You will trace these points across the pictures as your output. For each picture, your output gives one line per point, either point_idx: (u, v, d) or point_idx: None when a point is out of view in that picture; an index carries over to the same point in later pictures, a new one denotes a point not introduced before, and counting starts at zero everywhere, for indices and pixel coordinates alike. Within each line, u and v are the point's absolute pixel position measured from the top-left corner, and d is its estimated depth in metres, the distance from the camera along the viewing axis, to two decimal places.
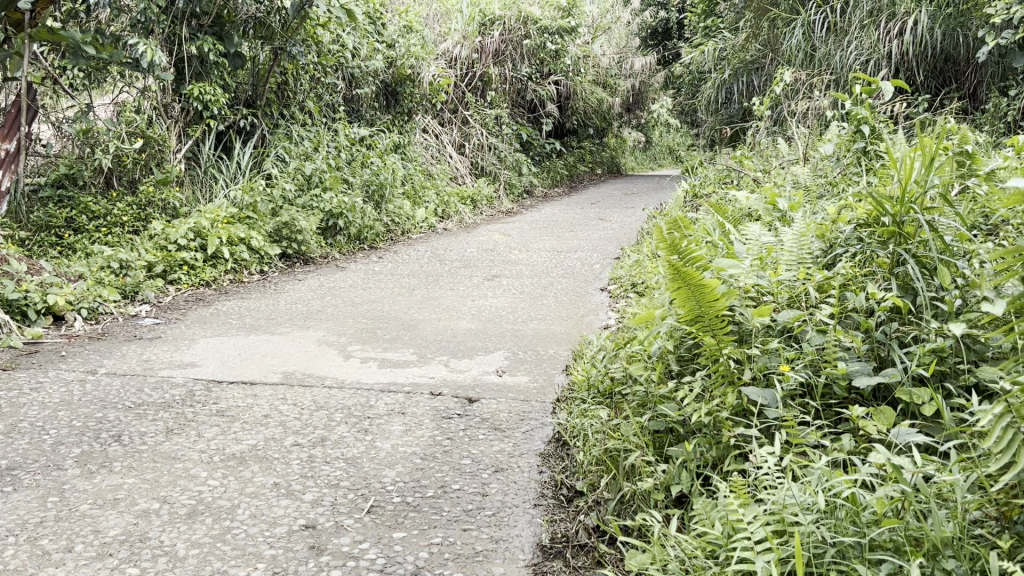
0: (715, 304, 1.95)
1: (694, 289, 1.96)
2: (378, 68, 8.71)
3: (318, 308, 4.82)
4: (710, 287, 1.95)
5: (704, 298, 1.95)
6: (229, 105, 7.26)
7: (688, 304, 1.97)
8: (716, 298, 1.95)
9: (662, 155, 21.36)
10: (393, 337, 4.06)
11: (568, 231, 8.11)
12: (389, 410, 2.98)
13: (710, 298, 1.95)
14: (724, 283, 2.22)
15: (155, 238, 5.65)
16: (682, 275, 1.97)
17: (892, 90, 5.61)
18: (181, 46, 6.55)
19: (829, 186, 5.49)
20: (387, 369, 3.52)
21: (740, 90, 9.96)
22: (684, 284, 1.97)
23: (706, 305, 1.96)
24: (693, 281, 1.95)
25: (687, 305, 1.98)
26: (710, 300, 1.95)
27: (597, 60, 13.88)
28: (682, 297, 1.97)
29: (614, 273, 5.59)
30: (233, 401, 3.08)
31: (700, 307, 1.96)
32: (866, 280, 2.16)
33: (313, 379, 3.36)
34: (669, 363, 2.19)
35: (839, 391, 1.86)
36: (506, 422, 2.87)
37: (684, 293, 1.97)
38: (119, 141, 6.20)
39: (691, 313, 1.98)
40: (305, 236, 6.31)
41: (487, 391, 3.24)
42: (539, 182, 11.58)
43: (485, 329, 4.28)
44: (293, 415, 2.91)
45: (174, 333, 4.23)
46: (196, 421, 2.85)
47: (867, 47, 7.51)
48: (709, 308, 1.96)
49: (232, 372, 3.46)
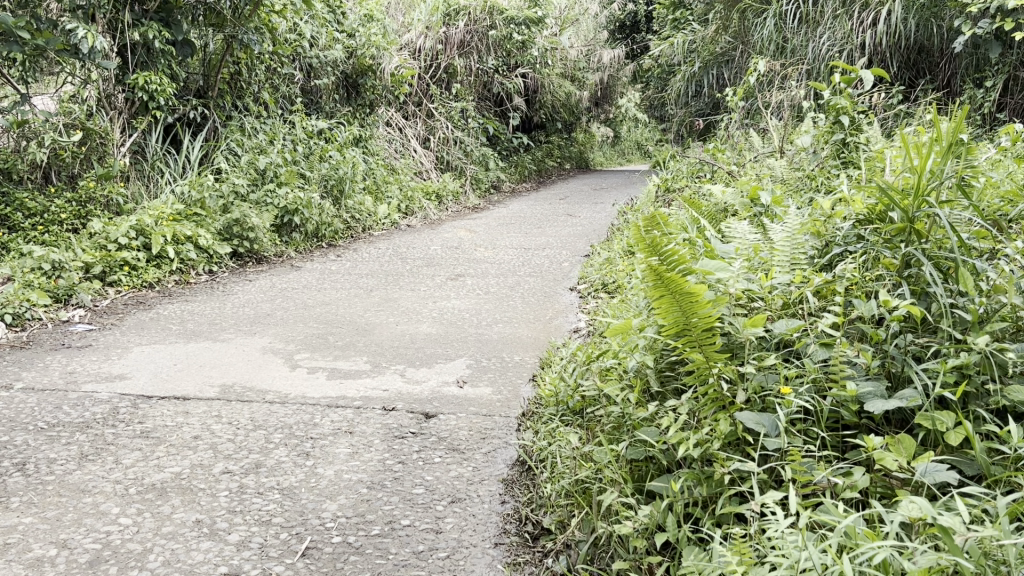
0: (704, 315, 1.67)
1: (681, 301, 1.67)
2: (338, 58, 8.38)
3: (267, 311, 4.48)
4: (699, 299, 1.66)
5: (694, 309, 1.66)
6: (178, 95, 6.87)
7: (672, 318, 1.70)
8: (708, 310, 1.66)
9: (631, 151, 21.18)
10: (346, 344, 3.75)
11: (536, 228, 7.82)
12: (335, 430, 2.68)
13: (701, 311, 1.66)
14: (710, 289, 1.94)
15: (95, 236, 5.27)
16: (666, 283, 1.69)
17: (871, 79, 5.41)
18: (125, 32, 6.14)
19: (807, 180, 5.26)
20: (337, 381, 3.21)
21: (710, 82, 9.76)
22: (668, 294, 1.69)
23: (695, 317, 1.67)
24: (681, 291, 1.66)
25: (671, 316, 1.69)
26: (700, 313, 1.66)
27: (564, 53, 13.62)
28: (665, 309, 1.69)
29: (584, 272, 5.32)
30: (161, 420, 2.75)
31: (689, 321, 1.68)
32: (873, 285, 1.90)
33: (254, 394, 3.04)
34: (648, 381, 1.91)
35: (848, 417, 1.59)
36: (465, 441, 2.58)
37: (667, 305, 1.69)
38: (57, 134, 5.78)
39: (675, 326, 1.70)
40: (257, 233, 5.97)
41: (446, 405, 2.95)
42: (506, 177, 11.30)
43: (446, 334, 3.98)
44: (227, 437, 2.60)
45: (106, 341, 3.87)
46: (115, 444, 2.52)
47: (840, 38, 7.31)
48: (699, 321, 1.67)
49: (165, 385, 3.12)
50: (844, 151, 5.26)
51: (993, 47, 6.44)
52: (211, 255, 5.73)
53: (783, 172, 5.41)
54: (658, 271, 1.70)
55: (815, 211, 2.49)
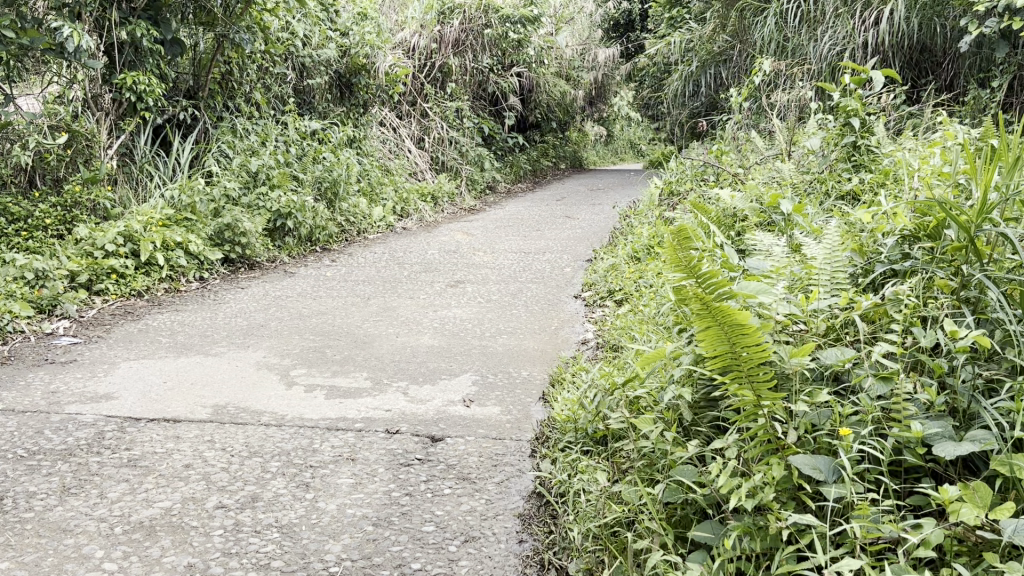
0: (753, 348, 1.52)
1: (728, 333, 1.53)
2: (331, 57, 8.21)
3: (261, 322, 4.31)
4: (750, 329, 1.51)
5: (744, 341, 1.51)
6: (167, 95, 6.68)
7: (718, 350, 1.55)
8: (759, 342, 1.51)
9: (625, 149, 21.04)
10: (344, 358, 3.59)
11: (534, 230, 7.66)
12: (336, 456, 2.51)
13: (751, 343, 1.51)
14: (752, 314, 1.80)
15: (81, 242, 5.08)
16: (711, 311, 1.54)
17: (882, 79, 5.26)
18: (112, 31, 5.94)
19: (816, 183, 5.12)
20: (336, 401, 3.03)
21: (708, 82, 9.61)
22: (714, 323, 1.54)
23: (744, 350, 1.52)
24: (732, 321, 1.51)
25: (716, 348, 1.54)
26: (750, 345, 1.51)
27: (558, 52, 13.47)
28: (709, 340, 1.55)
29: (588, 279, 5.16)
30: (150, 446, 2.58)
31: (737, 354, 1.53)
32: (930, 310, 1.76)
33: (248, 416, 2.87)
34: (685, 417, 1.76)
35: (913, 460, 1.45)
36: (476, 469, 2.41)
37: (712, 335, 1.54)
38: (41, 136, 5.59)
39: (721, 359, 1.55)
40: (249, 238, 5.79)
41: (453, 427, 2.78)
42: (501, 177, 11.13)
43: (449, 347, 3.81)
44: (221, 466, 2.43)
45: (92, 355, 3.69)
46: (99, 475, 2.35)
47: (842, 38, 7.15)
48: (747, 354, 1.53)
49: (154, 406, 2.95)
50: (855, 154, 5.12)
51: (1001, 46, 6.28)
52: (202, 262, 5.54)
53: (791, 175, 5.26)
54: (702, 297, 1.56)
55: (847, 224, 2.34)
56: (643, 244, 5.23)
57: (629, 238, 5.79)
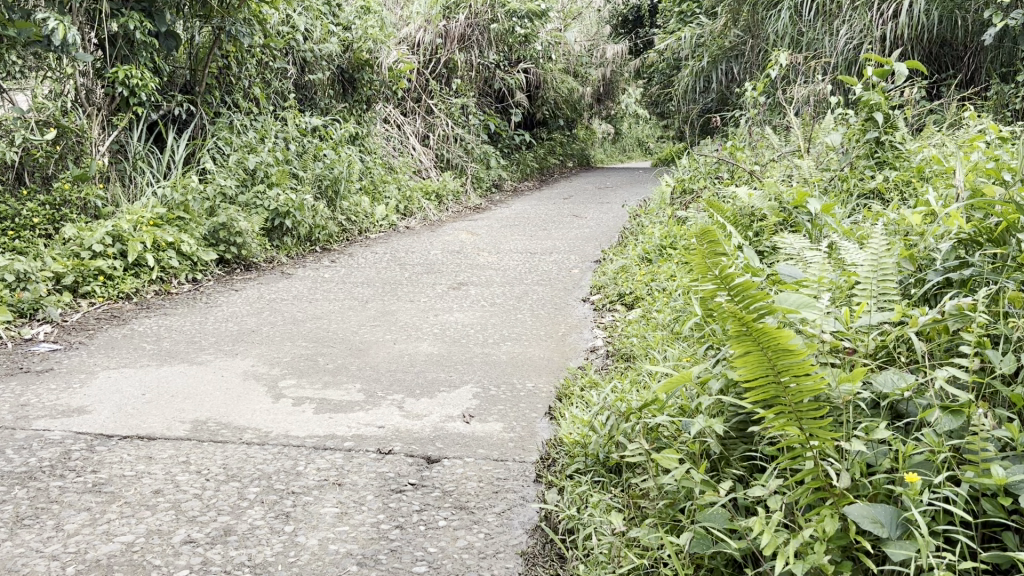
0: (805, 378, 1.37)
1: (772, 358, 1.38)
2: (333, 52, 7.99)
3: (252, 327, 4.08)
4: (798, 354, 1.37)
5: (792, 367, 1.37)
6: (162, 90, 6.45)
7: (762, 377, 1.40)
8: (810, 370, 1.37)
9: (633, 147, 20.78)
10: (337, 368, 3.36)
11: (541, 229, 7.44)
12: (321, 481, 2.28)
13: (799, 370, 1.37)
14: (796, 331, 1.64)
15: (68, 243, 4.86)
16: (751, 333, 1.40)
17: (907, 71, 5.00)
18: (103, 23, 5.69)
19: (838, 180, 4.89)
20: (325, 416, 2.81)
21: (719, 78, 9.37)
22: (756, 348, 1.39)
23: (789, 377, 1.38)
24: (777, 345, 1.37)
25: (762, 377, 1.39)
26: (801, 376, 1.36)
27: (566, 47, 13.21)
28: (751, 367, 1.40)
29: (597, 281, 4.92)
30: (118, 468, 2.35)
31: (782, 382, 1.39)
32: (1000, 327, 1.64)
33: (229, 433, 2.64)
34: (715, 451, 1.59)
35: (994, 511, 1.31)
36: (474, 497, 2.18)
37: (754, 361, 1.40)
38: (28, 132, 5.36)
39: (768, 391, 1.40)
40: (245, 238, 5.59)
41: (451, 446, 2.55)
42: (508, 175, 10.91)
43: (450, 354, 3.59)
44: (193, 493, 2.20)
45: (70, 364, 3.47)
46: (59, 502, 2.12)
47: (859, 30, 6.82)
48: (795, 384, 1.38)
49: (130, 421, 2.73)
50: (878, 152, 4.90)
51: None
52: (195, 262, 5.32)
53: (810, 172, 5.03)
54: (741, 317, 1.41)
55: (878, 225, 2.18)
56: (654, 244, 5.01)
57: (639, 238, 5.57)
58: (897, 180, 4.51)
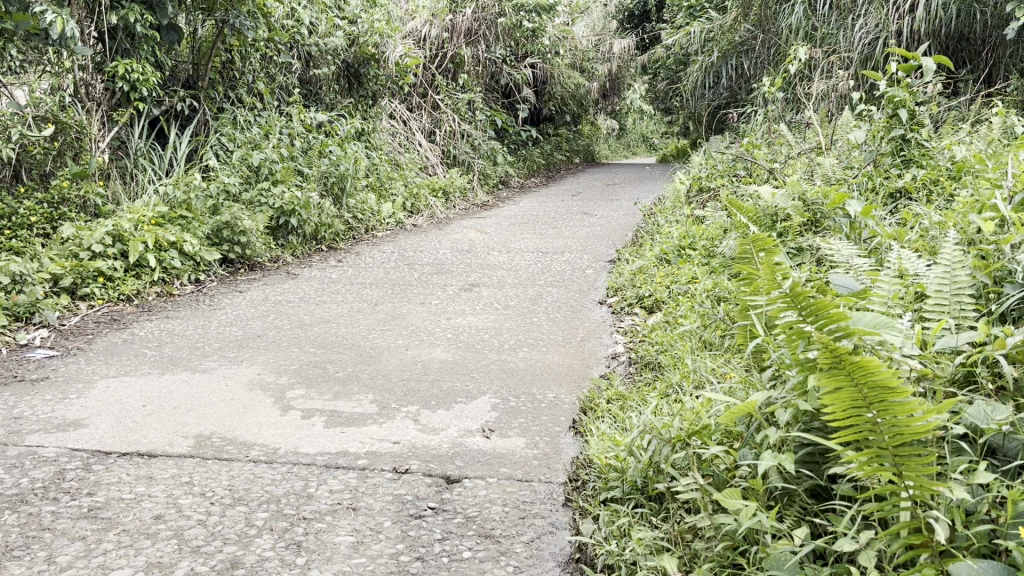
0: (904, 412, 1.38)
1: (868, 395, 1.39)
2: (338, 46, 7.82)
3: (258, 332, 3.93)
4: (897, 391, 1.37)
5: (893, 405, 1.37)
6: (164, 85, 6.29)
7: (853, 413, 1.41)
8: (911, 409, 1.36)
9: (637, 143, 20.60)
10: (348, 376, 3.20)
11: (552, 227, 7.29)
12: (335, 505, 2.12)
13: (897, 407, 1.37)
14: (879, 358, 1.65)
15: (66, 243, 4.70)
16: (844, 366, 1.41)
17: (934, 65, 4.84)
18: (102, 15, 5.52)
19: (863, 179, 4.74)
20: (337, 431, 2.65)
21: (728, 73, 9.19)
22: (848, 383, 1.41)
23: (884, 413, 1.38)
24: (874, 380, 1.37)
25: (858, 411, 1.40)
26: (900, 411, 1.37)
27: (572, 42, 13.03)
28: (842, 403, 1.41)
29: (613, 283, 4.75)
30: (116, 491, 2.19)
31: (876, 420, 1.39)
32: None
33: (235, 450, 2.49)
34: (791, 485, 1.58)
35: None
36: (500, 524, 2.02)
37: (846, 397, 1.41)
38: (25, 128, 5.18)
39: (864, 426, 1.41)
40: (250, 237, 5.44)
41: (472, 465, 2.40)
42: (515, 172, 10.74)
43: (465, 361, 3.43)
44: (196, 519, 2.04)
45: (68, 372, 3.31)
46: (51, 530, 1.97)
47: (875, 24, 6.64)
48: (892, 420, 1.38)
49: (129, 436, 2.57)
50: (905, 149, 4.73)
51: None
52: (198, 262, 5.16)
53: (833, 170, 4.87)
54: (831, 350, 1.42)
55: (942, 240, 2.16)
56: (673, 245, 4.87)
57: (656, 238, 5.41)
58: (925, 179, 4.36)
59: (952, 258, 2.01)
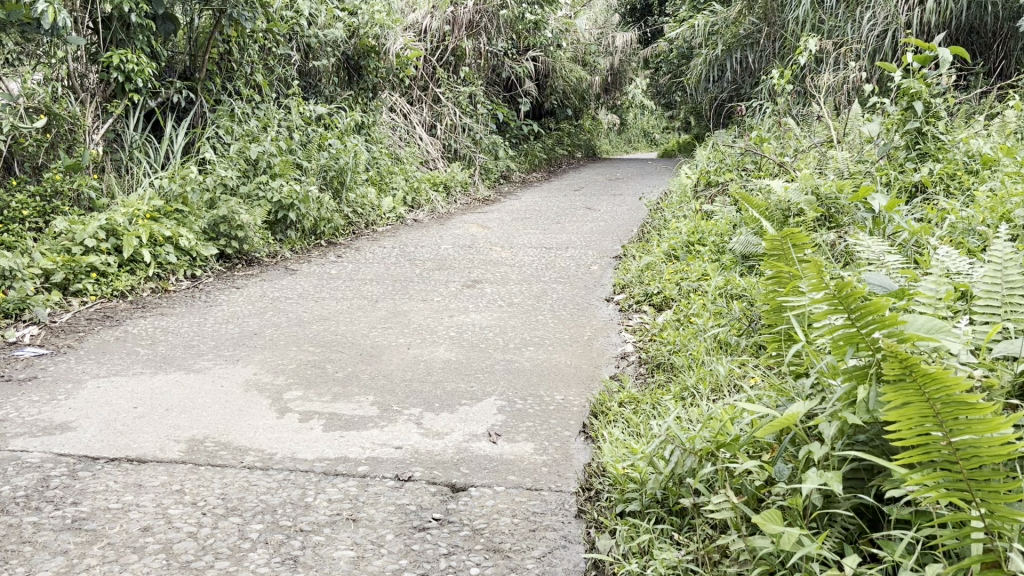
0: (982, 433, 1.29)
1: (940, 410, 1.30)
2: (338, 38, 7.70)
3: (255, 330, 3.80)
4: (973, 408, 1.29)
5: (969, 422, 1.28)
6: (160, 76, 6.16)
7: (921, 431, 1.32)
8: (989, 428, 1.28)
9: (638, 138, 20.45)
10: (347, 377, 3.08)
11: (555, 223, 7.16)
12: (334, 516, 2.00)
13: (974, 426, 1.29)
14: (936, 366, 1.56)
15: (58, 237, 4.57)
16: (915, 378, 1.32)
17: (951, 56, 4.71)
18: (97, 4, 5.39)
19: (876, 173, 4.63)
20: (336, 434, 2.53)
21: (733, 67, 9.05)
22: (918, 398, 1.32)
23: (958, 431, 1.29)
24: (950, 396, 1.28)
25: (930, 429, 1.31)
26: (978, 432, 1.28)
27: (574, 35, 12.88)
28: (910, 419, 1.32)
29: (620, 280, 4.63)
30: (102, 500, 2.07)
31: (949, 440, 1.30)
32: None
33: (229, 455, 2.37)
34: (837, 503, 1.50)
35: None
36: (510, 537, 1.89)
37: (914, 412, 1.32)
38: (16, 119, 5.00)
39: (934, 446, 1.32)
40: (247, 232, 5.31)
41: (478, 471, 2.28)
42: (516, 166, 10.62)
43: (468, 361, 3.30)
44: (187, 531, 1.91)
45: (57, 371, 3.19)
46: (31, 544, 1.85)
47: (883, 16, 6.51)
48: (968, 440, 1.30)
49: (118, 440, 2.46)
50: (920, 142, 4.61)
51: None
52: (194, 258, 5.05)
53: (846, 164, 4.75)
54: (900, 359, 1.33)
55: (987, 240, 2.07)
56: (681, 240, 4.75)
57: (663, 234, 5.28)
58: (942, 173, 4.27)
59: (1001, 256, 1.92)
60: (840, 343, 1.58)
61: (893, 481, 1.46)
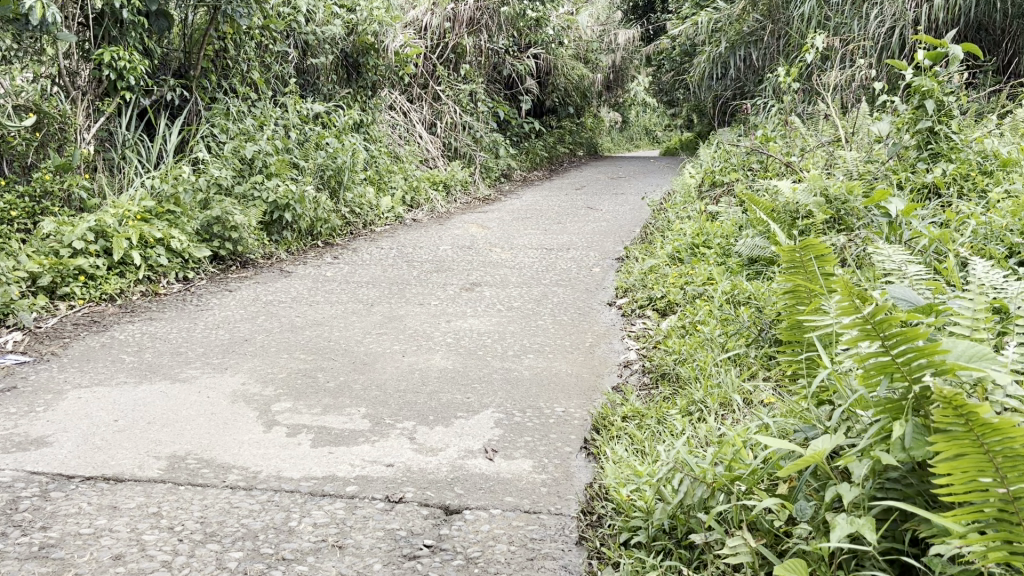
0: None
1: (1002, 462, 1.21)
2: (336, 35, 7.57)
3: (245, 336, 3.68)
4: None
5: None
6: (153, 74, 6.03)
7: (976, 483, 1.23)
8: None
9: (640, 136, 20.30)
10: (339, 387, 2.95)
11: (556, 223, 7.04)
12: (318, 542, 1.88)
13: None
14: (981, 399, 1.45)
15: (46, 238, 4.44)
16: (971, 427, 1.22)
17: (963, 53, 4.57)
18: None
19: (885, 174, 4.50)
20: (324, 451, 2.41)
21: (736, 64, 8.88)
22: (975, 449, 1.22)
23: (1019, 485, 1.19)
24: (1013, 449, 1.19)
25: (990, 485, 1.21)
26: None
27: (576, 32, 12.74)
28: (965, 470, 1.23)
29: (623, 283, 4.50)
30: (74, 524, 1.94)
31: (1008, 493, 1.21)
32: None
33: (211, 473, 2.25)
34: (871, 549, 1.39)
35: None
36: (506, 567, 1.77)
37: (971, 463, 1.23)
38: (4, 118, 4.90)
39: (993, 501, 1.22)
40: (241, 233, 5.19)
41: (473, 492, 2.16)
42: (516, 165, 10.48)
43: (465, 369, 3.18)
44: (161, 560, 1.79)
45: (38, 380, 3.07)
46: None
47: (890, 13, 6.37)
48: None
49: (95, 456, 2.33)
50: (932, 142, 4.47)
51: None
52: (186, 260, 4.93)
53: (855, 163, 4.63)
54: (953, 404, 1.23)
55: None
56: (686, 242, 4.62)
57: (667, 235, 5.16)
58: (956, 174, 4.15)
59: None
60: (871, 372, 1.46)
61: (930, 528, 1.36)
